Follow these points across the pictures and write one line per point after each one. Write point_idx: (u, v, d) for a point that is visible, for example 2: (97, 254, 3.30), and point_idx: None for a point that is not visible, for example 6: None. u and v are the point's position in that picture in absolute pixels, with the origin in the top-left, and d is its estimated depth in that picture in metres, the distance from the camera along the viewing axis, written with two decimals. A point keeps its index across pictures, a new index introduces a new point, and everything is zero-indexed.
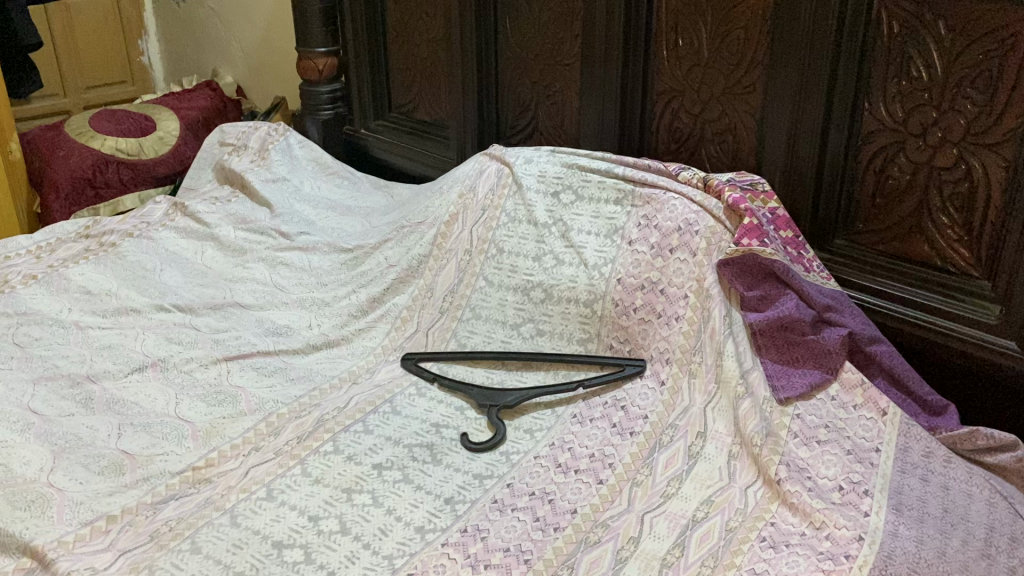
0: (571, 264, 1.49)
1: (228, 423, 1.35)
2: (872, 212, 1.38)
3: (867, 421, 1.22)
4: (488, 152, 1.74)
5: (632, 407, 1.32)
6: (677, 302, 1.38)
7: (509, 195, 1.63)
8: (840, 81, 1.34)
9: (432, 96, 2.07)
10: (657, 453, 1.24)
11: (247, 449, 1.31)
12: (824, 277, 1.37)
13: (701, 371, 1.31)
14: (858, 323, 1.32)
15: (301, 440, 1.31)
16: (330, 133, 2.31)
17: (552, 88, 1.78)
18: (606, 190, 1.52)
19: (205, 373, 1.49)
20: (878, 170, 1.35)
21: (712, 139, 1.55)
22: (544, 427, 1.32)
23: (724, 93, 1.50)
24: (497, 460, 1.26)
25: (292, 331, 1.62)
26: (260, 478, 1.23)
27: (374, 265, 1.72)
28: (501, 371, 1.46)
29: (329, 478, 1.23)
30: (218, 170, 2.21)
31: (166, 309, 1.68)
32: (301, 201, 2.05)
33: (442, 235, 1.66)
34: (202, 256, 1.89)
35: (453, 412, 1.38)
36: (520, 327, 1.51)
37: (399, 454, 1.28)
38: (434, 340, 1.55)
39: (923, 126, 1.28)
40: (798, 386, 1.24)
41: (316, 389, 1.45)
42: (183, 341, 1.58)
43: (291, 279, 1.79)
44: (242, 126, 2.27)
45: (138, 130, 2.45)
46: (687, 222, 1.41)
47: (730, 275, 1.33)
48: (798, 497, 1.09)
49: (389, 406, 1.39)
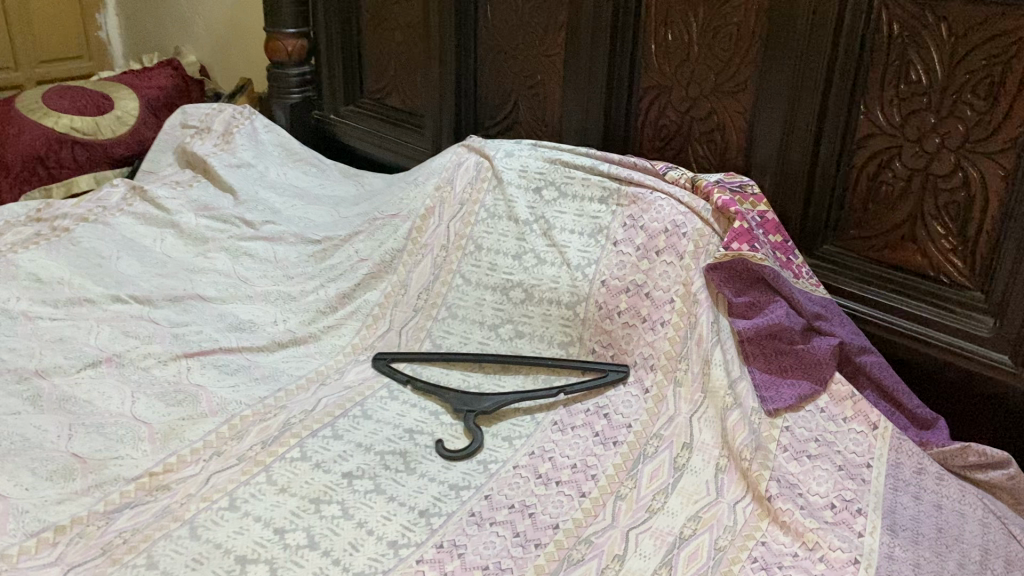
0: (552, 263, 1.43)
1: (188, 425, 1.28)
2: (864, 219, 1.34)
3: (857, 435, 1.18)
4: (466, 143, 1.67)
5: (615, 415, 1.27)
6: (663, 307, 1.32)
7: (488, 190, 1.57)
8: (836, 83, 1.30)
9: (406, 84, 2.00)
10: (642, 465, 1.19)
11: (208, 453, 1.23)
12: (814, 284, 1.33)
13: (687, 379, 1.27)
14: (848, 332, 1.28)
15: (266, 445, 1.24)
16: (299, 118, 2.21)
17: (534, 79, 1.72)
18: (590, 187, 1.46)
19: (163, 370, 1.41)
20: (871, 175, 1.31)
21: (700, 138, 1.50)
22: (522, 435, 1.27)
23: (714, 91, 1.45)
24: (474, 470, 1.21)
25: (256, 327, 1.54)
26: (222, 486, 1.16)
27: (344, 258, 1.64)
28: (477, 375, 1.39)
29: (296, 488, 1.16)
30: (179, 154, 2.11)
31: (123, 300, 1.59)
32: (267, 187, 1.97)
33: (417, 229, 1.60)
34: (161, 244, 1.80)
35: (427, 417, 1.32)
36: (498, 328, 1.45)
37: (371, 462, 1.22)
38: (408, 340, 1.48)
39: (920, 132, 1.24)
40: (787, 397, 1.20)
41: (282, 390, 1.37)
42: (139, 335, 1.49)
43: (255, 271, 1.71)
44: (206, 107, 2.17)
45: (96, 109, 2.33)
46: (674, 223, 1.36)
47: (718, 280, 1.29)
48: (790, 516, 1.05)
49: (360, 410, 1.32)
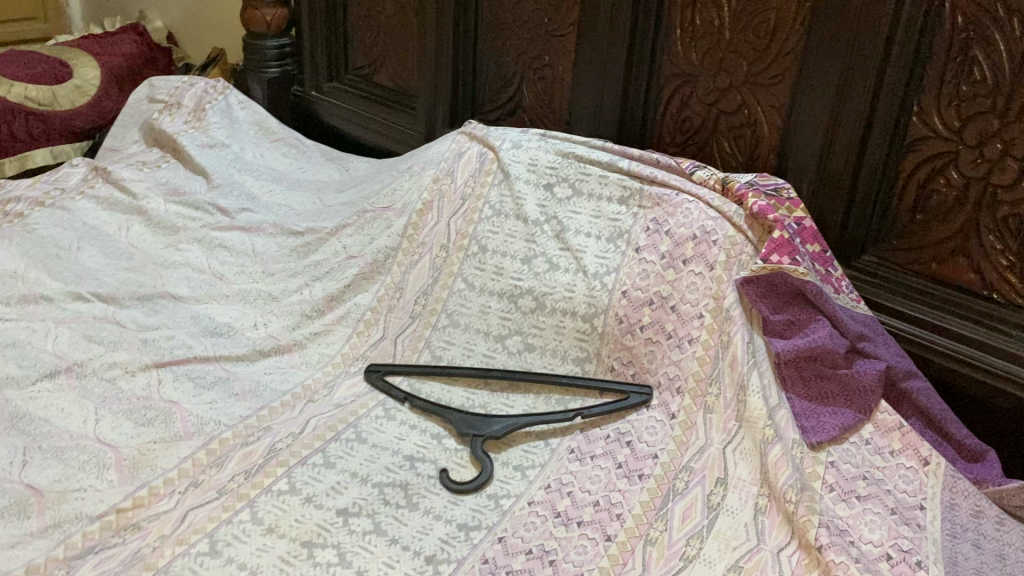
0: (566, 270, 1.30)
1: (160, 450, 1.13)
2: (910, 229, 1.23)
3: (907, 471, 1.08)
4: (467, 130, 1.53)
5: (639, 444, 1.15)
6: (691, 322, 1.20)
7: (493, 184, 1.42)
8: (888, 81, 1.17)
9: (397, 60, 1.83)
10: (672, 503, 1.07)
11: (184, 484, 1.09)
12: (854, 299, 1.21)
13: (719, 405, 1.15)
14: (892, 354, 1.17)
15: (250, 475, 1.10)
16: (277, 94, 2.03)
17: (541, 61, 1.57)
18: (608, 185, 1.33)
19: (131, 382, 1.26)
20: (922, 181, 1.19)
21: (727, 133, 1.37)
22: (536, 464, 1.15)
23: (746, 82, 1.32)
24: (485, 507, 1.08)
25: (234, 332, 1.39)
26: (200, 525, 1.02)
27: (330, 255, 1.50)
28: (483, 393, 1.26)
29: (284, 528, 1.03)
30: (146, 131, 1.94)
31: (84, 299, 1.44)
32: (243, 170, 1.82)
33: (413, 226, 1.45)
34: (126, 232, 1.64)
35: (429, 441, 1.19)
36: (504, 340, 1.31)
37: (368, 497, 1.08)
38: (404, 351, 1.34)
39: (982, 137, 1.12)
40: (829, 429, 1.09)
41: (265, 408, 1.23)
42: (103, 341, 1.34)
43: (231, 267, 1.56)
44: (175, 80, 1.99)
45: (53, 77, 2.16)
46: (704, 230, 1.23)
47: (753, 295, 1.17)
48: (845, 570, 0.94)
49: (353, 432, 1.19)
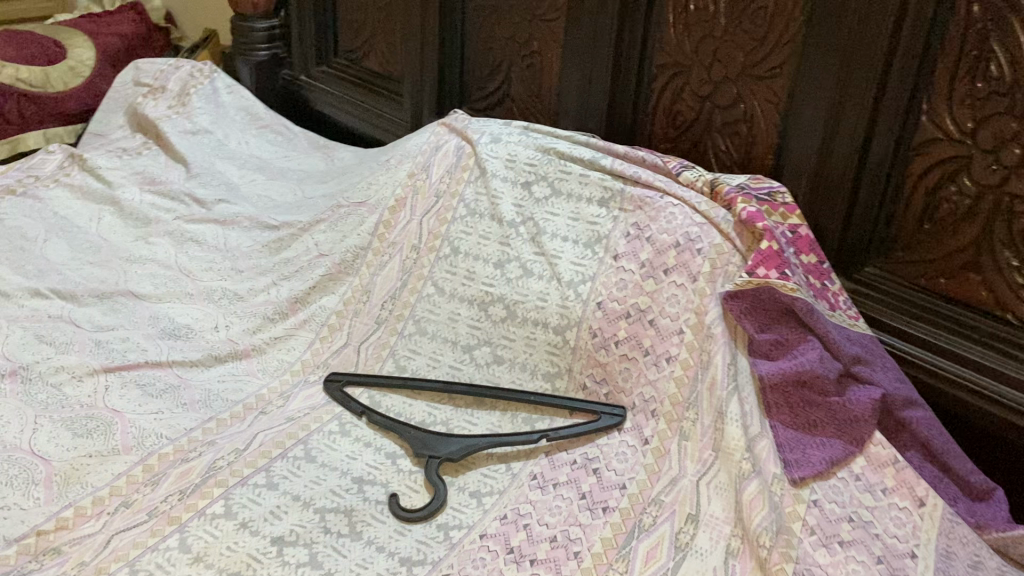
0: (539, 277, 1.20)
1: (94, 465, 1.06)
2: (917, 240, 1.11)
3: (899, 513, 0.96)
4: (447, 121, 1.43)
5: (606, 472, 1.05)
6: (669, 339, 1.10)
7: (469, 180, 1.33)
8: (894, 79, 1.05)
9: (385, 44, 1.74)
10: (636, 541, 0.97)
11: (114, 504, 1.02)
12: (851, 317, 1.11)
13: (695, 432, 1.05)
14: (891, 379, 1.06)
15: (184, 497, 1.03)
16: (265, 78, 1.95)
17: (529, 47, 1.46)
18: (588, 185, 1.23)
19: (77, 388, 1.19)
20: (930, 187, 1.08)
21: (722, 130, 1.26)
22: (495, 491, 1.06)
23: (742, 74, 1.20)
24: (433, 539, 1.00)
25: (193, 334, 1.32)
26: (122, 552, 0.95)
27: (301, 253, 1.42)
28: (446, 409, 1.18)
29: (212, 557, 0.95)
30: (131, 116, 1.87)
31: (42, 295, 1.37)
32: (226, 159, 1.75)
33: (385, 224, 1.36)
34: (97, 223, 1.57)
35: (383, 462, 1.11)
36: (472, 351, 1.22)
37: (308, 525, 1.01)
38: (367, 360, 1.26)
39: (997, 140, 1.00)
40: (815, 462, 0.99)
41: (212, 421, 1.15)
42: (55, 342, 1.27)
43: (200, 262, 1.48)
44: (162, 62, 1.93)
45: (46, 58, 2.09)
46: (688, 237, 1.13)
47: (738, 311, 1.06)
48: None
49: (302, 450, 1.11)
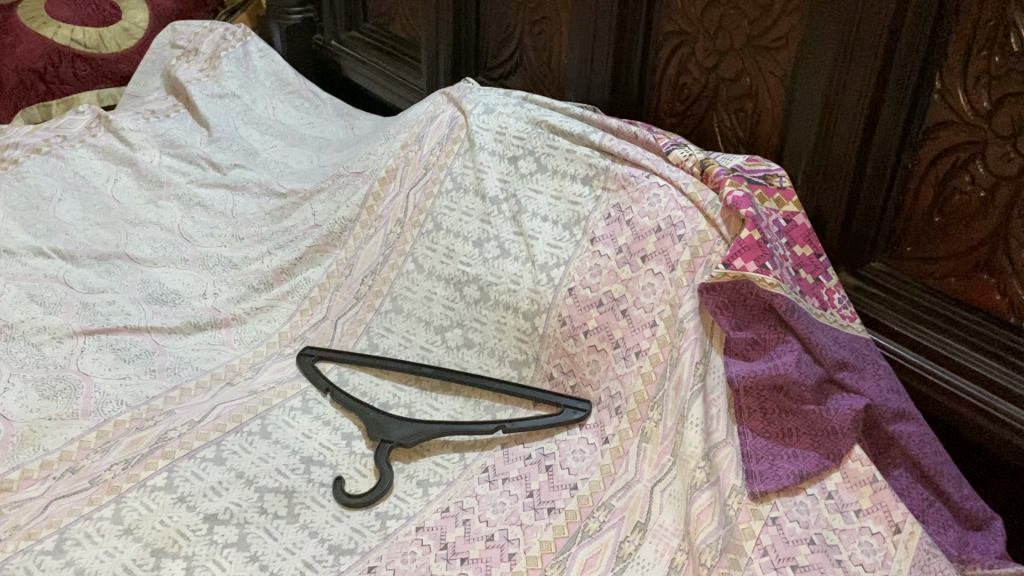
0: (514, 258, 1.14)
1: (51, 428, 1.07)
2: (925, 234, 1.00)
3: (869, 538, 0.83)
4: (449, 91, 1.38)
5: (559, 470, 0.99)
6: (640, 331, 1.02)
7: (459, 153, 1.27)
8: (899, 59, 0.93)
9: (406, 8, 1.69)
10: (576, 548, 0.91)
11: (62, 469, 1.02)
12: (845, 317, 1.00)
13: (657, 434, 0.97)
14: (881, 390, 0.95)
15: (129, 466, 1.02)
16: (297, 42, 1.96)
17: (539, 13, 1.39)
18: (574, 162, 1.15)
19: (55, 349, 1.20)
20: (942, 176, 0.96)
21: (727, 105, 1.15)
22: (443, 481, 1.01)
23: (747, 44, 1.10)
24: (367, 527, 0.96)
25: (180, 300, 1.31)
26: (56, 518, 0.94)
27: (299, 221, 1.40)
28: (410, 391, 1.13)
29: (142, 531, 0.93)
30: (165, 78, 1.89)
31: (44, 254, 1.39)
32: (249, 123, 1.74)
33: (374, 196, 1.33)
34: (113, 185, 1.59)
35: (336, 441, 1.07)
36: (444, 332, 1.18)
37: (245, 504, 0.98)
38: (342, 335, 1.23)
39: (1014, 126, 0.87)
40: (782, 476, 0.86)
41: (176, 390, 1.15)
42: (45, 302, 1.28)
43: (203, 227, 1.48)
44: (197, 26, 1.94)
45: (100, 19, 2.02)
46: (670, 221, 1.04)
47: (712, 306, 0.96)
48: None
49: (259, 425, 1.09)
